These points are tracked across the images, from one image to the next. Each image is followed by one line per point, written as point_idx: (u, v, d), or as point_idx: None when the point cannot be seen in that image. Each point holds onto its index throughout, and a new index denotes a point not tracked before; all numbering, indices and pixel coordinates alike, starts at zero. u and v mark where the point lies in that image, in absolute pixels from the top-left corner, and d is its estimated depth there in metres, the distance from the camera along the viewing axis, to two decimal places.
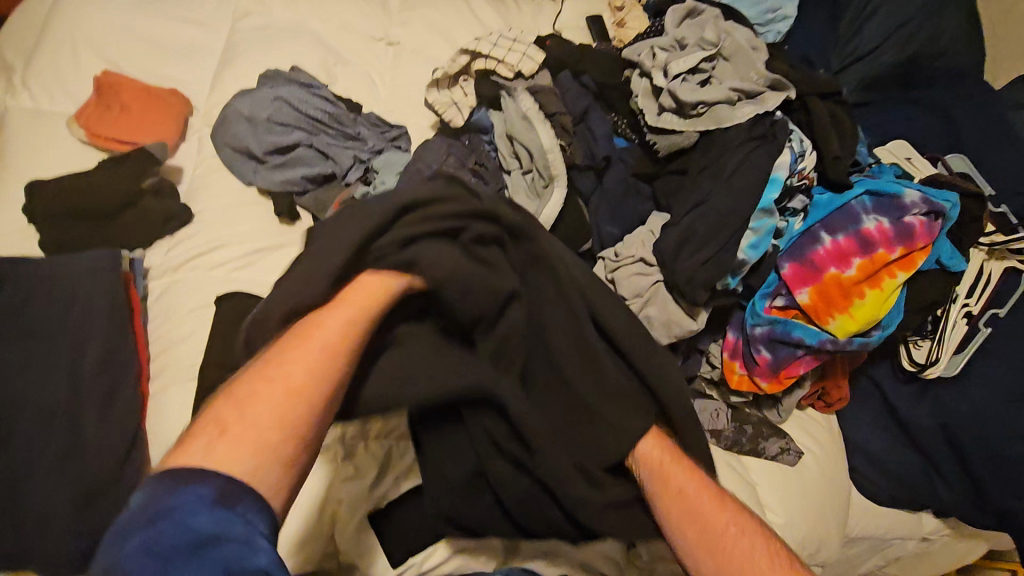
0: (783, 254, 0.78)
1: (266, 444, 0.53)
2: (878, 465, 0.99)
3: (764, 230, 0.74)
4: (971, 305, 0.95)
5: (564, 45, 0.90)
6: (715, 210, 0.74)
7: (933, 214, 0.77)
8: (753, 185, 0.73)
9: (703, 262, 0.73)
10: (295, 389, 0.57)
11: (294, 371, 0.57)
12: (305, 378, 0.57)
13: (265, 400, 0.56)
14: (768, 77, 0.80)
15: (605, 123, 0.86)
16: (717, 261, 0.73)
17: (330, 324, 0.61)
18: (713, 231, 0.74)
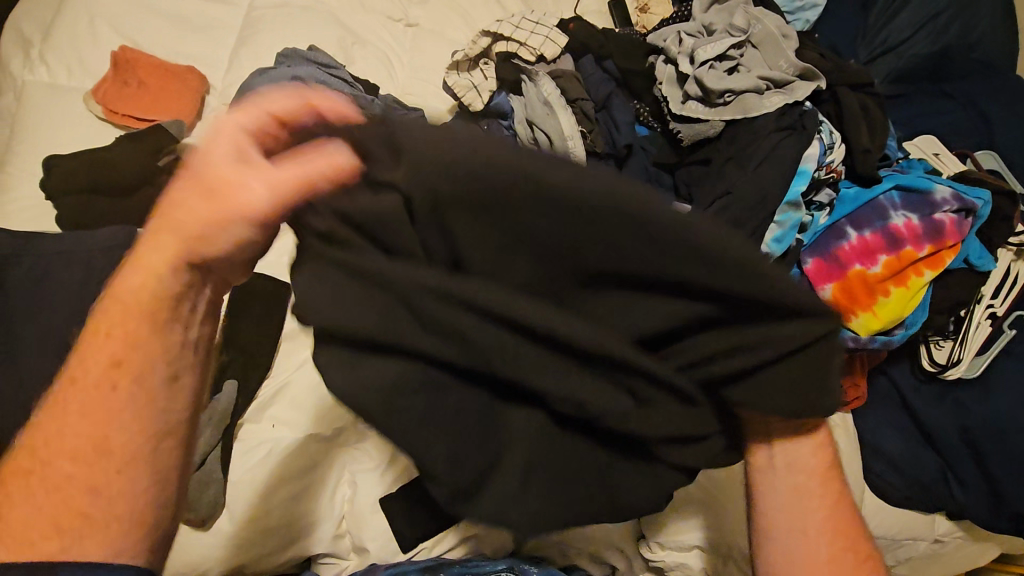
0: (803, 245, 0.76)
1: (85, 478, 0.42)
2: (893, 466, 0.97)
3: (789, 224, 0.73)
4: (996, 306, 0.94)
5: (587, 29, 0.88)
6: (739, 201, 0.72)
7: (964, 212, 0.75)
8: (780, 177, 0.71)
9: None
10: (135, 305, 0.43)
11: (127, 288, 0.43)
12: (138, 297, 0.43)
13: (78, 406, 0.42)
14: (798, 66, 0.77)
15: (628, 110, 0.84)
16: None
17: (202, 168, 0.41)
18: (736, 224, 0.72)
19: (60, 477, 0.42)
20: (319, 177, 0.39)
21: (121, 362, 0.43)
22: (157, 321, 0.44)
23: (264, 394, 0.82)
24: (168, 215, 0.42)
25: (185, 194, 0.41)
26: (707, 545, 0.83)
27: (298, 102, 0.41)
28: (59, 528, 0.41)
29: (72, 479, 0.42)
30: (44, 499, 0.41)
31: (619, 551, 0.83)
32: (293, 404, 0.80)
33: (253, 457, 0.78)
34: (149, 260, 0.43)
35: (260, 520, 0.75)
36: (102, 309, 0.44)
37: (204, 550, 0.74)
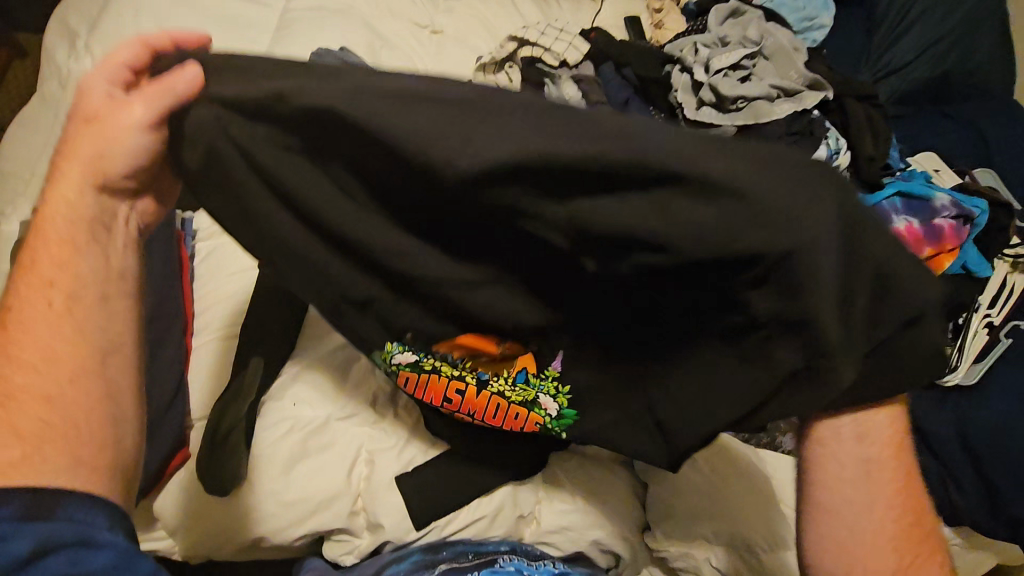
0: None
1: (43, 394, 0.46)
2: None
3: None
4: (993, 315, 0.99)
5: (607, 39, 0.93)
6: None
7: (962, 219, 0.78)
8: None
9: None
10: (62, 216, 0.50)
11: (49, 211, 0.51)
12: (61, 215, 0.50)
13: (32, 328, 0.48)
14: (807, 77, 0.82)
15: (645, 115, 0.89)
16: None
17: (87, 118, 0.50)
18: None
19: (19, 394, 0.46)
20: (168, 95, 0.48)
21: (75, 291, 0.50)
22: (78, 239, 0.50)
23: (286, 373, 0.84)
24: (75, 137, 0.51)
25: (75, 137, 0.51)
26: (713, 537, 0.85)
27: (133, 45, 0.51)
28: (27, 449, 0.44)
29: (30, 393, 0.46)
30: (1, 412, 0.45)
31: (623, 538, 0.85)
32: (315, 385, 0.84)
33: (276, 433, 0.80)
34: (60, 192, 0.50)
35: (278, 493, 0.77)
36: (31, 236, 0.51)
37: (224, 520, 0.76)
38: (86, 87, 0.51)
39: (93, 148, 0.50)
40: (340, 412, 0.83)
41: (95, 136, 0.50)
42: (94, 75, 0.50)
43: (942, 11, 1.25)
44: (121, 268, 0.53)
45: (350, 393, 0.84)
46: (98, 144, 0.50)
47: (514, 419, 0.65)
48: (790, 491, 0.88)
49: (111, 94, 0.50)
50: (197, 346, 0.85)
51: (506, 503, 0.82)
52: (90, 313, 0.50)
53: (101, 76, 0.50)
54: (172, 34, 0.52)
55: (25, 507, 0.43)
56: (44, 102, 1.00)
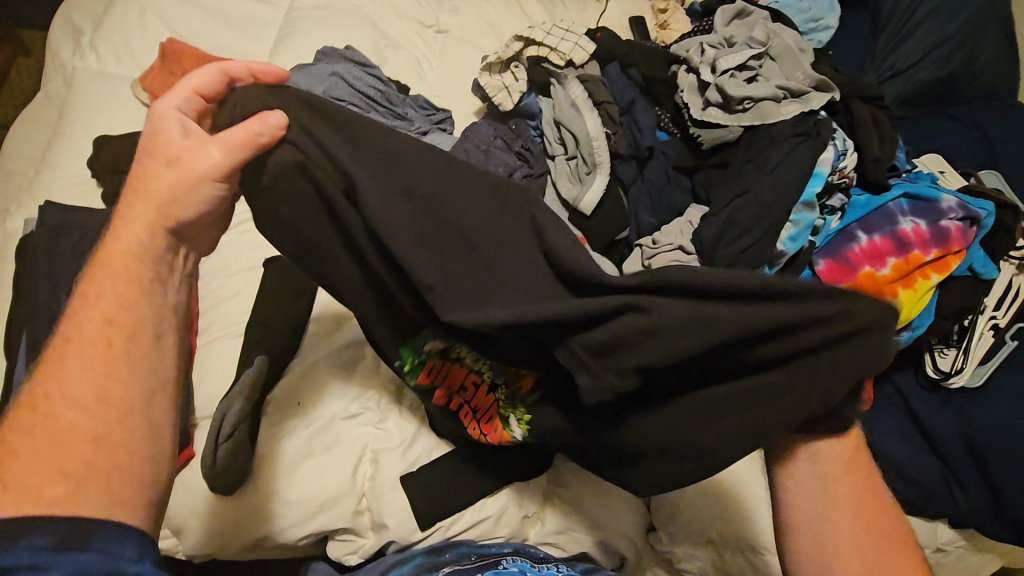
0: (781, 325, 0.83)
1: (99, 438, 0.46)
2: (899, 472, 0.98)
3: (804, 223, 0.76)
4: (998, 317, 0.98)
5: (613, 39, 0.93)
6: (758, 200, 0.76)
7: (969, 220, 0.78)
8: (795, 179, 0.76)
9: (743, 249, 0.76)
10: (127, 252, 0.53)
11: (116, 248, 0.53)
12: (127, 252, 0.53)
13: (82, 360, 0.48)
14: (814, 78, 0.82)
15: (650, 115, 0.89)
16: (757, 249, 0.76)
17: (162, 146, 0.54)
18: (754, 221, 0.76)
19: (64, 426, 0.46)
20: (249, 131, 0.52)
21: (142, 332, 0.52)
22: (142, 277, 0.53)
23: (293, 372, 0.84)
24: (147, 173, 0.54)
25: (150, 170, 0.54)
26: (715, 538, 0.85)
27: (215, 79, 0.57)
28: (72, 479, 0.44)
29: (77, 424, 0.46)
30: (49, 442, 0.45)
31: (626, 539, 0.85)
32: (320, 384, 0.83)
33: (282, 431, 0.80)
34: (129, 231, 0.53)
35: (284, 492, 0.77)
36: (93, 270, 0.53)
37: (231, 525, 0.76)
38: (163, 112, 0.55)
39: (165, 184, 0.53)
40: (344, 412, 0.83)
41: (171, 165, 0.53)
42: (176, 104, 0.55)
43: (948, 12, 1.24)
44: (175, 305, 0.55)
45: (355, 392, 0.84)
46: (176, 178, 0.53)
47: (488, 420, 0.68)
48: None
49: (186, 124, 0.55)
50: (202, 345, 0.85)
51: (509, 504, 0.82)
52: (147, 350, 0.51)
53: (185, 104, 0.56)
54: (252, 66, 0.59)
55: (61, 539, 0.42)
56: (50, 100, 1.00)
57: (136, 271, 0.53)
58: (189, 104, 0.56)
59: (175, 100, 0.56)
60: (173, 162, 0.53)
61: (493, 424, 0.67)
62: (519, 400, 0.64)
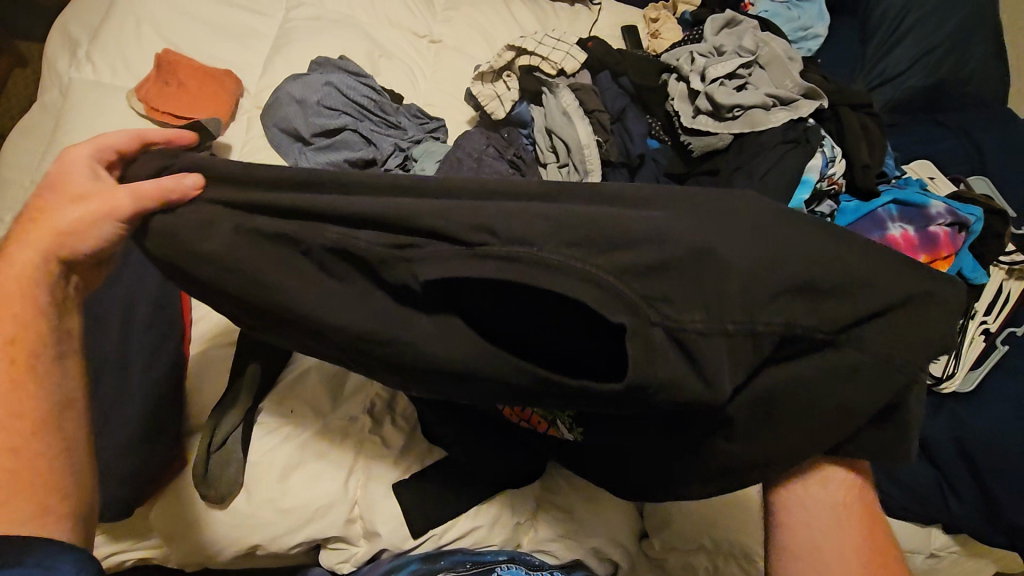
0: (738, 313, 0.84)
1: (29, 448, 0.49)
2: (893, 477, 0.98)
3: None
4: (989, 322, 0.99)
5: (604, 48, 0.93)
6: None
7: (957, 226, 0.79)
8: (783, 186, 0.76)
9: None
10: (19, 273, 0.51)
11: (4, 273, 0.51)
12: (20, 276, 0.51)
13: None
14: (802, 86, 0.82)
15: (642, 124, 0.89)
16: None
17: (64, 189, 0.52)
18: None
19: None
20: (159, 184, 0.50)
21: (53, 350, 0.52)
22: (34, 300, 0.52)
23: (286, 379, 0.84)
24: (52, 203, 0.52)
25: (46, 202, 0.52)
26: (709, 544, 0.85)
27: (129, 138, 0.56)
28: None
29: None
30: None
31: (619, 546, 0.84)
32: (313, 391, 0.83)
33: (270, 440, 0.80)
34: (20, 257, 0.51)
35: (274, 500, 0.77)
36: None
37: (191, 543, 0.77)
38: (73, 157, 0.53)
39: (63, 216, 0.51)
40: (336, 420, 0.83)
41: (76, 207, 0.51)
42: (85, 151, 0.54)
43: (935, 21, 1.26)
44: (66, 329, 0.54)
45: (348, 399, 0.84)
46: (73, 218, 0.51)
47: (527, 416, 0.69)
48: None
49: (93, 172, 0.53)
50: (196, 353, 0.85)
51: (503, 513, 0.82)
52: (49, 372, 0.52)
53: (95, 153, 0.54)
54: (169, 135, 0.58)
55: None
56: (45, 110, 1.01)
57: (26, 291, 0.51)
58: (96, 153, 0.54)
59: (88, 147, 0.54)
60: (77, 199, 0.51)
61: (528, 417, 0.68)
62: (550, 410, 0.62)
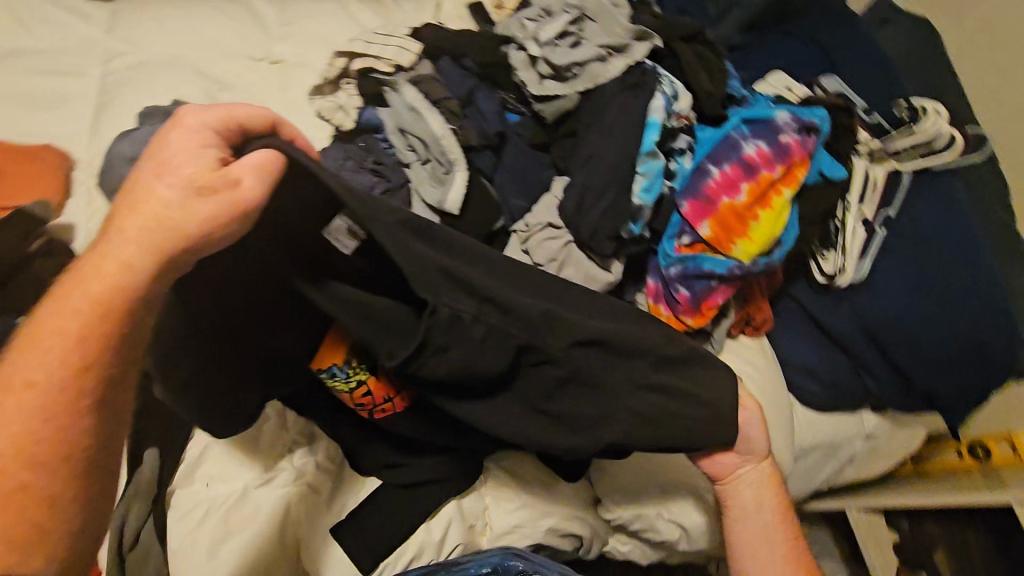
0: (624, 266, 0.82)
1: (40, 451, 0.45)
2: (815, 376, 1.04)
3: (653, 172, 0.75)
4: (866, 210, 1.02)
5: (438, 33, 0.90)
6: (604, 160, 0.75)
7: (806, 131, 0.82)
8: (630, 132, 0.75)
9: (605, 210, 0.75)
10: (109, 275, 0.48)
11: (128, 281, 0.49)
12: (111, 287, 0.48)
13: (38, 414, 0.46)
14: (632, 29, 0.82)
15: (493, 101, 0.88)
16: (615, 209, 0.74)
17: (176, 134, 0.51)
18: (604, 182, 0.75)
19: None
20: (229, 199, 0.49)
21: (109, 380, 0.49)
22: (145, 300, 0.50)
23: (188, 458, 0.78)
24: (120, 215, 0.49)
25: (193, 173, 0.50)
26: (660, 492, 0.84)
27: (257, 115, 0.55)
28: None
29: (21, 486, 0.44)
30: None
31: (577, 519, 0.84)
32: (221, 461, 0.78)
33: (182, 524, 0.74)
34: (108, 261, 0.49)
35: None
36: (64, 296, 0.49)
37: None
38: (239, 173, 0.50)
39: (154, 216, 0.48)
40: (257, 478, 0.77)
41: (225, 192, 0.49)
42: (267, 152, 0.51)
43: None
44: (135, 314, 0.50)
45: (263, 454, 0.78)
46: (160, 196, 0.48)
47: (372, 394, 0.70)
48: None
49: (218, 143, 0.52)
50: None
51: (455, 521, 0.79)
52: None
53: (276, 149, 0.52)
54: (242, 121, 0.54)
55: None
56: None
57: (111, 293, 0.48)
58: (261, 170, 0.51)
59: (265, 152, 0.51)
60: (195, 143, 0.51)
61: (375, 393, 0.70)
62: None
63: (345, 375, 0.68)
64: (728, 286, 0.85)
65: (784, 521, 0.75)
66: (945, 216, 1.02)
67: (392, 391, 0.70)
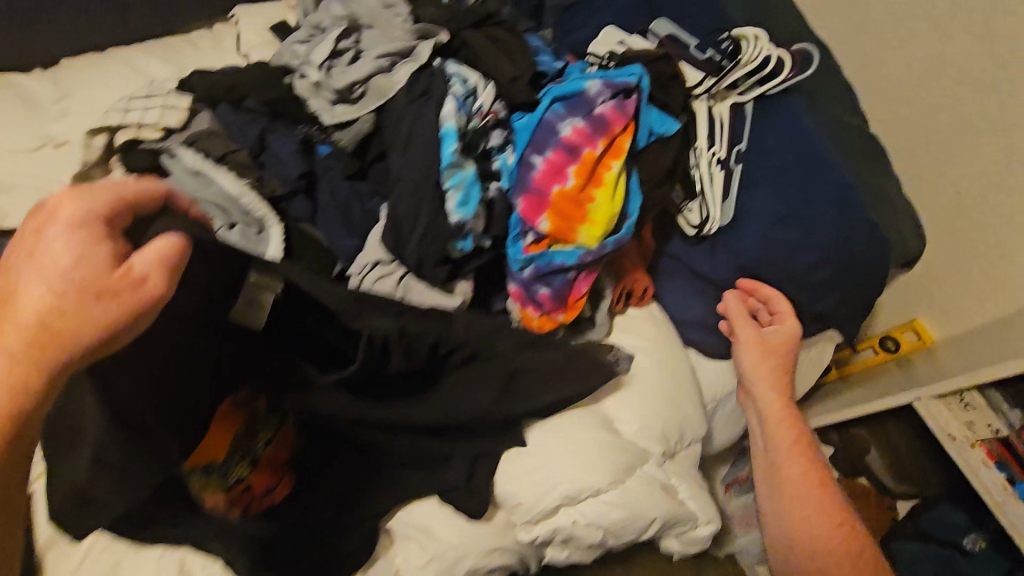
0: (472, 281, 0.77)
1: None
2: (708, 327, 1.03)
3: (465, 183, 0.67)
4: (718, 152, 1.00)
5: (208, 77, 0.80)
6: (406, 185, 0.67)
7: (621, 94, 0.77)
8: (425, 148, 0.66)
9: (421, 239, 0.67)
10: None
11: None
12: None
13: None
14: (412, 30, 0.73)
15: (290, 140, 0.79)
16: (432, 235, 0.67)
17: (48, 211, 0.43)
18: (413, 208, 0.67)
19: None
20: (134, 297, 0.43)
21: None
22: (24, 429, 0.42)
23: None
24: None
25: (83, 265, 0.43)
26: (568, 501, 0.79)
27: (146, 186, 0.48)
28: None
29: None
30: None
31: (495, 551, 0.80)
32: None
33: None
34: None
35: None
36: None
37: None
38: (142, 269, 0.44)
39: (39, 323, 0.41)
40: None
41: (130, 287, 0.43)
42: (168, 240, 0.46)
43: None
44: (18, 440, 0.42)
45: None
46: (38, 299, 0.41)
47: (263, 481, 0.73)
48: (628, 404, 0.89)
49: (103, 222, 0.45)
50: None
51: None
52: None
53: (179, 236, 0.47)
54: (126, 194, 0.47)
55: None
56: None
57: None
58: (166, 262, 0.45)
59: (164, 240, 0.45)
60: (79, 224, 0.43)
61: (265, 482, 0.73)
62: (266, 422, 0.73)
63: (237, 460, 0.71)
64: (588, 272, 0.81)
65: (805, 462, 0.87)
66: (790, 140, 1.01)
67: (275, 477, 0.74)
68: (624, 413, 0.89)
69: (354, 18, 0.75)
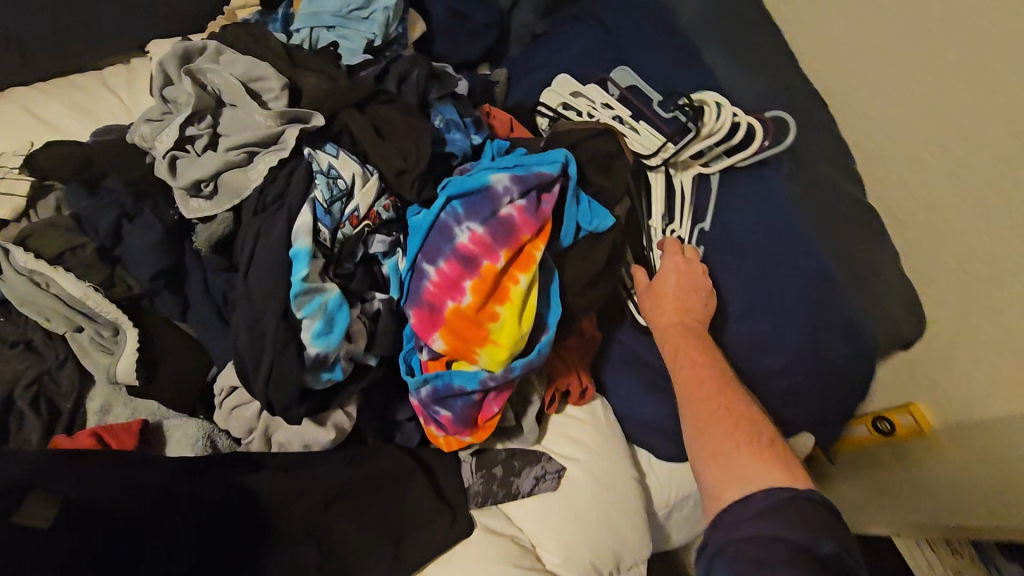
0: (357, 406, 0.66)
1: None
2: (661, 429, 0.89)
3: (321, 311, 0.56)
4: (678, 230, 0.88)
5: (58, 154, 0.68)
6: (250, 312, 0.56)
7: (534, 192, 0.64)
8: (271, 271, 0.56)
9: (267, 378, 0.55)
10: None
11: None
12: None
13: None
14: (278, 113, 0.61)
15: (147, 229, 0.66)
16: (279, 374, 0.55)
17: None
18: (258, 342, 0.56)
19: None
20: None
21: None
22: None
23: None
24: None
25: None
26: None
27: None
28: None
29: None
30: None
31: None
32: None
33: None
34: None
35: None
36: None
37: None
38: None
39: None
40: None
41: None
42: None
43: None
44: None
45: None
46: None
47: None
48: (553, 530, 0.77)
49: None
50: None
51: None
52: None
53: None
54: None
55: None
56: None
57: None
58: None
59: None
60: None
61: None
62: None
63: None
64: (499, 393, 0.67)
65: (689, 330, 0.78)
66: (762, 218, 0.87)
67: None
68: (549, 540, 0.77)
69: (213, 95, 0.64)
